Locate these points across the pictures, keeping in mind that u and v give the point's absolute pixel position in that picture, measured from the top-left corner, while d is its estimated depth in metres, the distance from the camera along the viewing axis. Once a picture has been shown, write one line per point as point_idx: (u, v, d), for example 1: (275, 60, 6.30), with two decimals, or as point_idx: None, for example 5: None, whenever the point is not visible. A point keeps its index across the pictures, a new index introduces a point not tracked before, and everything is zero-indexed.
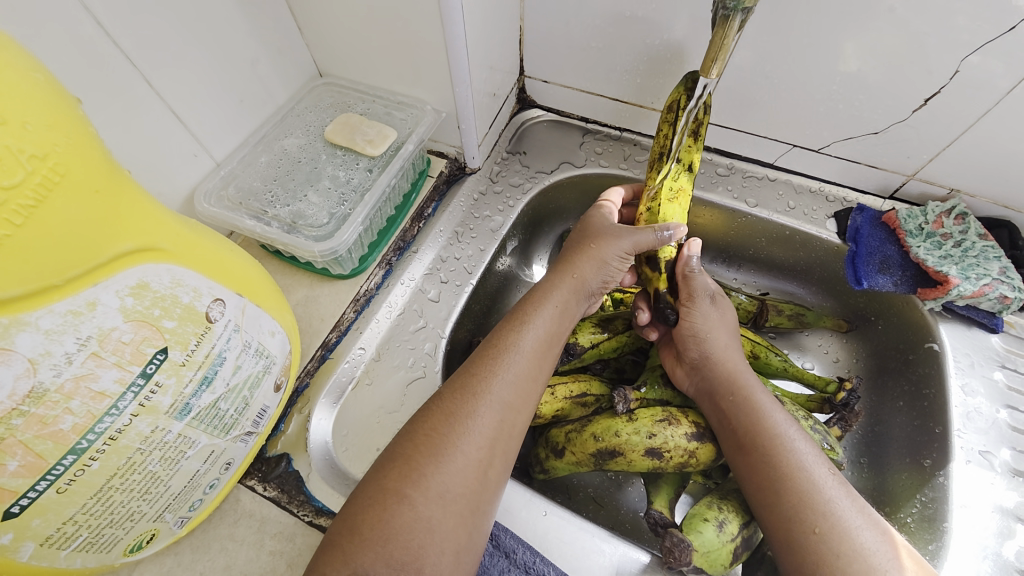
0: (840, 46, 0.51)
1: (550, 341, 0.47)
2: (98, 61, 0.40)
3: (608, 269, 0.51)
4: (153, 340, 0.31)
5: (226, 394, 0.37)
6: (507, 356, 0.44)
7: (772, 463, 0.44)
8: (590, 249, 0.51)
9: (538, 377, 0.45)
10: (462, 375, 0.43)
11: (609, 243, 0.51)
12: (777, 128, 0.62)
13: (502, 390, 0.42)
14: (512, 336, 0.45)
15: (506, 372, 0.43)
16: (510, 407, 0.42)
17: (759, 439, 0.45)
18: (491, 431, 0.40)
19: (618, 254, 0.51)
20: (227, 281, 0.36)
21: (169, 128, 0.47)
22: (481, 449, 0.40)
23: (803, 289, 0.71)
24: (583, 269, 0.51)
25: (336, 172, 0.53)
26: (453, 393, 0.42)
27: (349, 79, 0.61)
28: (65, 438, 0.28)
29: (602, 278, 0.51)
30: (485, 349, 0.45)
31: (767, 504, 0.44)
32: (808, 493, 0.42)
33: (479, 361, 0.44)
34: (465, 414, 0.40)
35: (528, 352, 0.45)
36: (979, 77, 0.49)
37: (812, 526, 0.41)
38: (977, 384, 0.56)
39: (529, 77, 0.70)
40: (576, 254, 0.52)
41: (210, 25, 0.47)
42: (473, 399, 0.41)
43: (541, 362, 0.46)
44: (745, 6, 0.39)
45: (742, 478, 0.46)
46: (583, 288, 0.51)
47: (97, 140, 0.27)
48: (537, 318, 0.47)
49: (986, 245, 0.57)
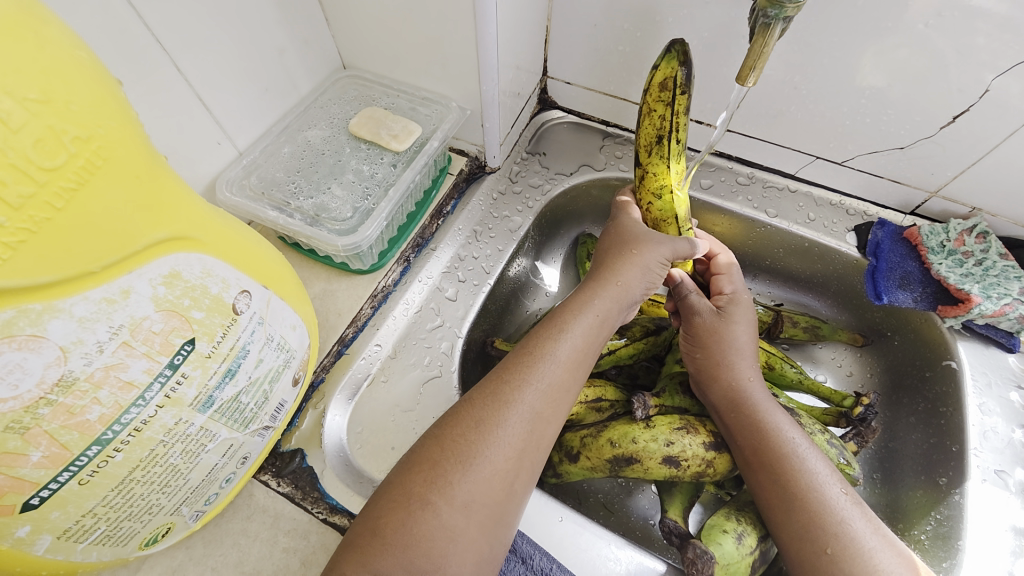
0: (864, 61, 0.51)
1: (587, 350, 0.46)
2: (129, 44, 0.39)
3: (646, 270, 0.50)
4: (181, 331, 0.30)
5: (248, 387, 0.37)
6: (541, 364, 0.43)
7: (789, 483, 0.44)
8: (633, 255, 0.51)
9: (571, 385, 0.44)
10: (493, 380, 0.43)
11: (648, 248, 0.51)
12: (801, 139, 0.62)
13: (532, 398, 0.42)
14: (546, 344, 0.45)
15: (539, 381, 0.43)
16: (542, 417, 0.42)
17: (775, 460, 0.45)
18: (520, 440, 0.40)
19: (659, 262, 0.51)
20: (254, 273, 0.35)
21: (194, 115, 0.46)
22: (509, 459, 0.39)
23: (818, 301, 0.70)
24: (627, 278, 0.50)
25: (360, 166, 0.53)
26: (483, 398, 0.42)
27: (373, 72, 0.60)
28: (90, 428, 0.27)
29: (645, 282, 0.50)
30: (519, 355, 0.44)
31: (780, 523, 0.44)
32: (823, 514, 0.42)
33: (510, 368, 0.43)
34: (494, 423, 0.40)
35: (564, 360, 0.44)
36: (1010, 97, 0.48)
37: (824, 549, 0.41)
38: (993, 404, 0.55)
39: (552, 78, 0.69)
40: (616, 260, 0.51)
41: (238, 10, 0.47)
42: (505, 407, 0.41)
43: (575, 371, 0.45)
44: (787, 15, 0.39)
45: (756, 493, 0.46)
46: (627, 296, 0.50)
47: (138, 125, 0.26)
48: (575, 325, 0.46)
49: (1006, 265, 0.57)
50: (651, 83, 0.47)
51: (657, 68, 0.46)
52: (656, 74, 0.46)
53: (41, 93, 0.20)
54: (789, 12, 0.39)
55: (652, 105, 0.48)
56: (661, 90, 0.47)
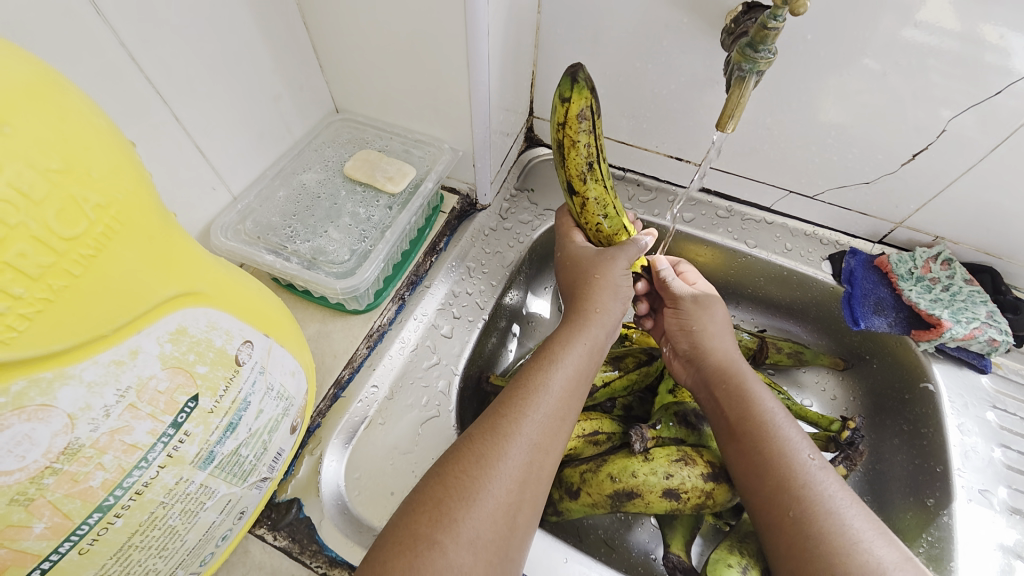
0: (831, 102, 0.55)
1: (579, 381, 0.47)
2: (128, 94, 0.40)
3: (621, 294, 0.53)
4: (186, 387, 0.29)
5: (248, 439, 0.36)
6: (537, 396, 0.44)
7: (791, 499, 0.43)
8: (600, 282, 0.53)
9: (567, 416, 0.45)
10: (492, 415, 0.43)
11: (611, 269, 0.53)
12: (775, 175, 0.66)
13: (531, 430, 0.42)
14: (541, 375, 0.46)
15: (535, 412, 0.43)
16: (540, 448, 0.42)
17: (761, 450, 0.46)
18: (520, 472, 0.40)
19: (622, 276, 0.54)
20: (255, 321, 0.35)
21: (191, 160, 0.46)
22: (511, 492, 0.39)
23: (799, 327, 0.73)
24: (601, 304, 0.52)
25: (356, 208, 0.53)
26: (482, 433, 0.42)
27: (366, 116, 0.61)
28: (93, 495, 0.26)
29: (620, 304, 0.53)
30: (515, 388, 0.45)
31: (785, 543, 0.42)
32: (830, 530, 0.41)
33: (507, 401, 0.44)
34: (495, 456, 0.40)
35: (557, 390, 0.45)
36: (963, 136, 0.53)
37: (829, 566, 0.39)
38: (972, 424, 0.58)
39: (538, 118, 0.72)
40: (588, 288, 0.53)
41: (235, 57, 0.48)
42: (504, 440, 0.41)
43: (570, 401, 0.46)
44: (760, 69, 0.43)
45: (757, 511, 0.45)
46: (606, 323, 0.52)
47: (151, 186, 0.26)
48: (566, 356, 0.48)
49: (972, 290, 0.61)
50: (566, 115, 0.47)
51: (570, 100, 0.47)
52: (568, 107, 0.47)
53: (65, 163, 0.21)
54: (762, 66, 0.43)
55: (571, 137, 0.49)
56: (579, 123, 0.47)
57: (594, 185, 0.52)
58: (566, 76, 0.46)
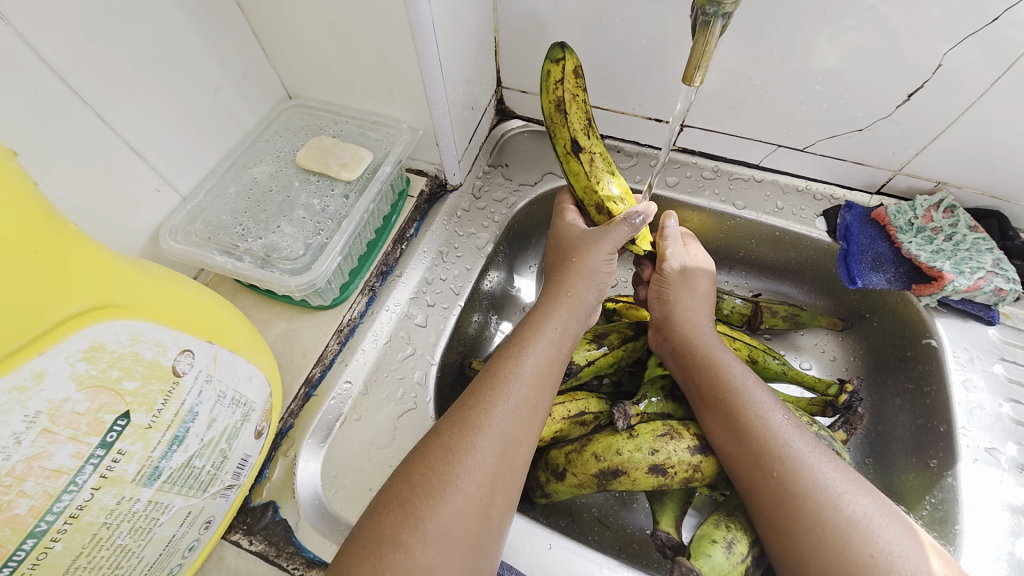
0: (816, 44, 0.51)
1: (552, 366, 0.45)
2: (46, 99, 0.37)
3: (599, 279, 0.50)
4: (112, 406, 0.28)
5: (201, 450, 0.35)
6: (506, 385, 0.42)
7: (772, 463, 0.42)
8: (574, 262, 0.50)
9: (541, 405, 0.43)
10: (459, 407, 0.41)
11: (593, 251, 0.49)
12: (761, 129, 0.61)
13: (501, 421, 0.40)
14: (511, 363, 0.44)
15: (505, 402, 0.41)
16: (511, 438, 0.40)
17: (749, 433, 0.44)
18: (491, 465, 0.38)
19: (604, 261, 0.49)
20: (195, 330, 0.33)
21: (128, 163, 0.44)
22: (480, 486, 0.38)
23: (796, 288, 0.70)
24: (577, 286, 0.49)
25: (310, 200, 0.51)
26: (450, 426, 0.40)
27: (320, 100, 0.58)
28: (22, 522, 0.26)
29: (597, 289, 0.50)
30: (484, 378, 0.43)
31: (767, 506, 0.42)
32: (814, 488, 0.41)
33: (476, 392, 0.42)
34: (462, 450, 0.38)
35: (528, 378, 0.43)
36: (963, 70, 0.48)
37: (817, 525, 0.39)
38: (978, 378, 0.55)
39: (506, 88, 0.68)
40: (563, 271, 0.50)
41: (166, 50, 0.45)
42: (472, 432, 0.39)
43: (543, 388, 0.43)
44: (726, 12, 0.38)
45: (739, 477, 0.44)
46: (581, 304, 0.49)
47: (40, 198, 0.25)
48: (538, 341, 0.45)
49: (977, 238, 0.57)
50: (564, 70, 0.49)
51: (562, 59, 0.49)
52: (565, 62, 0.49)
53: None
54: (728, 8, 0.38)
55: (569, 92, 0.49)
56: (578, 76, 0.49)
57: (595, 143, 0.50)
58: (555, 42, 0.49)
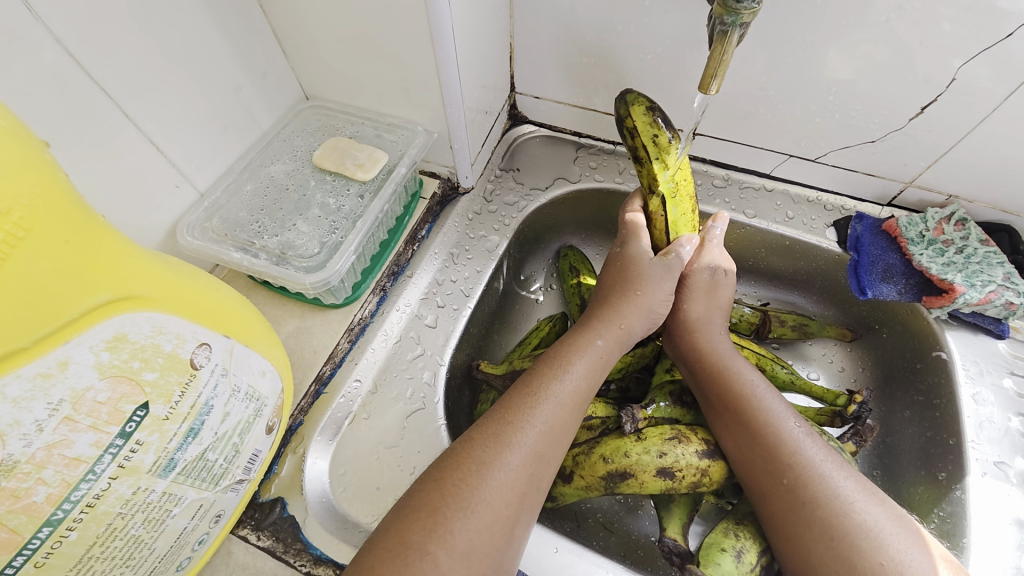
0: (827, 57, 0.51)
1: (592, 388, 0.45)
2: (72, 94, 0.38)
3: (654, 315, 0.51)
4: (132, 396, 0.28)
5: (214, 443, 0.35)
6: (545, 404, 0.42)
7: (779, 477, 0.42)
8: (636, 296, 0.50)
9: (574, 428, 0.43)
10: (495, 421, 0.41)
11: (654, 290, 0.50)
12: (772, 138, 0.62)
13: (536, 440, 0.40)
14: (550, 383, 0.44)
15: (544, 423, 0.41)
16: (546, 459, 0.40)
17: (772, 454, 0.43)
18: (521, 483, 0.38)
19: (661, 297, 0.51)
20: (213, 323, 0.34)
21: (149, 159, 0.45)
22: (511, 503, 0.38)
23: (804, 298, 0.70)
24: (628, 318, 0.49)
25: (326, 199, 0.52)
26: (485, 438, 0.40)
27: (336, 101, 0.59)
28: (39, 510, 0.26)
29: (650, 324, 0.51)
30: (524, 393, 0.43)
31: (776, 515, 0.42)
32: (825, 498, 0.40)
33: (515, 408, 0.42)
34: (497, 466, 0.38)
35: (568, 401, 0.43)
36: (975, 84, 0.48)
37: (828, 535, 0.39)
38: (987, 392, 0.55)
39: (520, 93, 0.69)
40: (621, 300, 0.50)
41: (188, 48, 0.45)
42: (508, 449, 0.39)
43: (580, 411, 0.44)
44: (744, 22, 0.39)
45: (749, 488, 0.44)
46: (628, 336, 0.49)
47: (69, 186, 0.26)
48: (578, 363, 0.45)
49: (988, 251, 0.57)
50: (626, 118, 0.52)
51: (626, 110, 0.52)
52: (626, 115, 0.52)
53: None
54: (746, 18, 0.39)
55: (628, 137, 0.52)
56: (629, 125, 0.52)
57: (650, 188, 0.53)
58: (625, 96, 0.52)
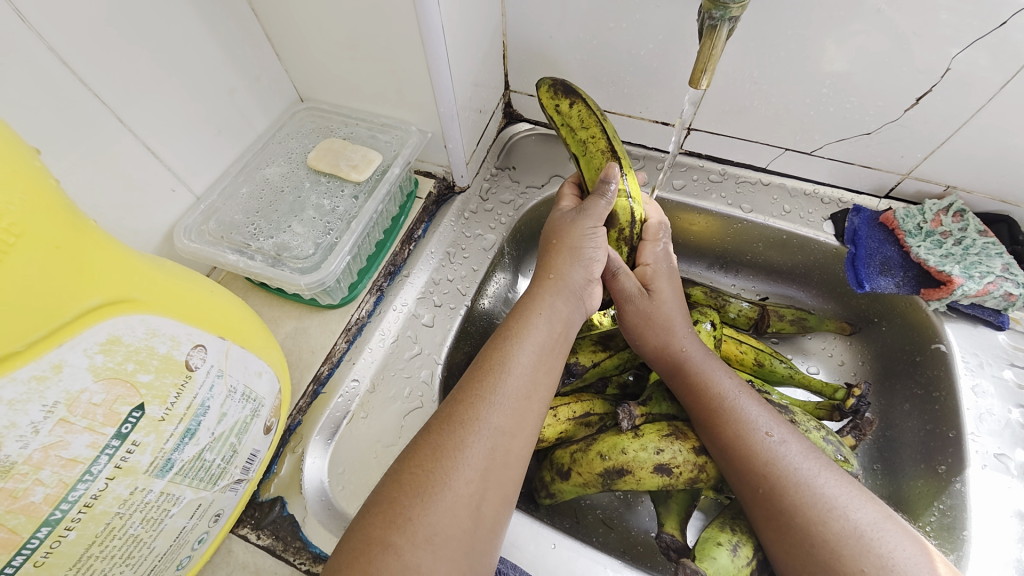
0: (824, 48, 0.51)
1: (544, 355, 0.45)
2: (67, 101, 0.38)
3: (585, 258, 0.50)
4: (127, 398, 0.29)
5: (211, 444, 0.35)
6: (495, 377, 0.42)
7: (761, 476, 0.42)
8: (562, 248, 0.50)
9: (531, 395, 0.43)
10: (450, 404, 0.41)
11: (572, 233, 0.50)
12: (767, 132, 0.61)
13: (491, 415, 0.40)
14: (500, 356, 0.44)
15: (495, 396, 0.41)
16: (503, 432, 0.40)
17: (749, 449, 0.43)
18: (478, 462, 0.38)
19: (588, 235, 0.50)
20: (208, 325, 0.34)
21: (145, 163, 0.45)
22: (472, 482, 0.38)
23: (803, 292, 0.69)
24: (563, 271, 0.50)
25: (321, 201, 0.52)
26: (441, 424, 0.40)
27: (331, 103, 0.59)
28: (38, 510, 0.26)
29: (584, 269, 0.50)
30: (472, 372, 0.43)
31: (763, 515, 0.42)
32: (803, 503, 0.40)
33: (466, 387, 0.42)
34: (452, 447, 0.38)
35: (519, 369, 0.43)
36: (971, 74, 0.48)
37: (810, 539, 0.39)
38: (988, 384, 0.54)
39: (514, 91, 0.69)
40: (552, 259, 0.51)
41: (182, 52, 0.46)
42: (462, 428, 0.39)
43: (534, 376, 0.44)
44: (733, 15, 0.39)
45: (734, 487, 0.44)
46: (571, 289, 0.49)
47: (60, 192, 0.26)
48: (527, 332, 0.45)
49: (987, 242, 0.56)
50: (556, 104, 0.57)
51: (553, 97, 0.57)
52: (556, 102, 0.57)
53: None
54: (735, 12, 0.38)
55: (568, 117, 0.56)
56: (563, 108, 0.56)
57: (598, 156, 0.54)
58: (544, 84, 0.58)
